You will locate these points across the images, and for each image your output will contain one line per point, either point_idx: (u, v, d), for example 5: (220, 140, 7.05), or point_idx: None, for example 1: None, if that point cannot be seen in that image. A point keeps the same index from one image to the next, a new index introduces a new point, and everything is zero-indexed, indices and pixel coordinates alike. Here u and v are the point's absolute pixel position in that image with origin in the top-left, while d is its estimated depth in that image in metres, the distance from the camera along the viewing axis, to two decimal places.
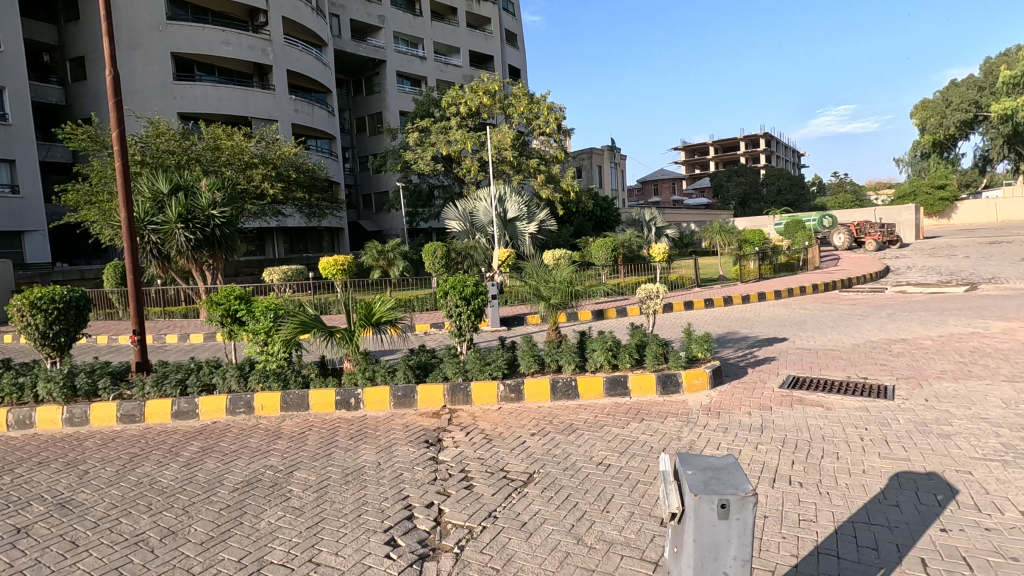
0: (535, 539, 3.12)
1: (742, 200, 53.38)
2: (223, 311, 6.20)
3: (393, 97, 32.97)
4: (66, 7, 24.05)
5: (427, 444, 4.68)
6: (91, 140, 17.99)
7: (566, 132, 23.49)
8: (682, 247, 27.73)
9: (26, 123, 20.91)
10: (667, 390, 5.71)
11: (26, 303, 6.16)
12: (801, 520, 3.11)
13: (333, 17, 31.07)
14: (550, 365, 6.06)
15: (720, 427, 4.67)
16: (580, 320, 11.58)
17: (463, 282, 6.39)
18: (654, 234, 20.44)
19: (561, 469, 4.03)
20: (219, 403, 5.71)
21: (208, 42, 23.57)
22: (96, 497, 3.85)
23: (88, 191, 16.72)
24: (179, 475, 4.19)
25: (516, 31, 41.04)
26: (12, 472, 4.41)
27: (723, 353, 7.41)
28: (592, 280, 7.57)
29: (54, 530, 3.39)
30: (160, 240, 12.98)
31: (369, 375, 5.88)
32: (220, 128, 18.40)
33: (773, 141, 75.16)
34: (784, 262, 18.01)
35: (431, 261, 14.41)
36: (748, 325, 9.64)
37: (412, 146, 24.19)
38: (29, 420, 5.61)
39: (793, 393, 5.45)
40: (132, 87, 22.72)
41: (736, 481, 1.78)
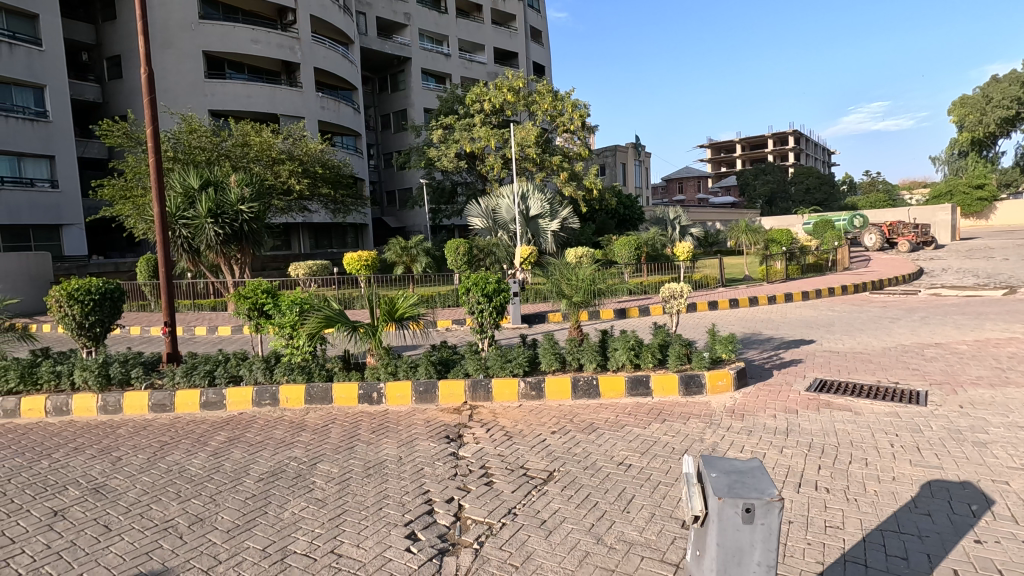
0: (555, 537, 3.11)
1: (769, 200, 52.41)
2: (251, 304, 6.36)
3: (417, 95, 33.16)
4: (103, 7, 24.78)
5: (447, 440, 4.71)
6: (126, 137, 18.51)
7: (591, 129, 23.36)
8: (707, 246, 27.36)
9: (66, 120, 21.63)
10: (690, 391, 5.64)
11: (64, 294, 6.37)
12: (826, 527, 3.04)
13: (360, 15, 31.41)
14: (571, 363, 6.03)
15: (744, 430, 4.60)
16: (601, 319, 11.52)
17: (485, 278, 6.40)
18: (678, 233, 20.23)
19: (581, 468, 4.01)
20: (245, 394, 5.83)
21: (238, 40, 24.05)
22: (128, 483, 3.97)
23: (123, 186, 17.20)
24: (207, 464, 4.30)
25: (541, 28, 40.88)
26: (49, 457, 4.58)
27: (748, 354, 7.29)
28: (615, 279, 7.50)
29: (89, 514, 3.51)
30: (190, 234, 13.30)
31: (391, 370, 5.94)
32: (249, 125, 18.77)
33: (803, 138, 73.53)
34: (813, 262, 17.62)
35: (453, 258, 14.18)
36: (774, 326, 9.49)
37: (436, 143, 24.30)
38: (65, 407, 5.81)
39: (820, 397, 5.33)
40: (166, 85, 23.30)
41: (762, 485, 1.74)
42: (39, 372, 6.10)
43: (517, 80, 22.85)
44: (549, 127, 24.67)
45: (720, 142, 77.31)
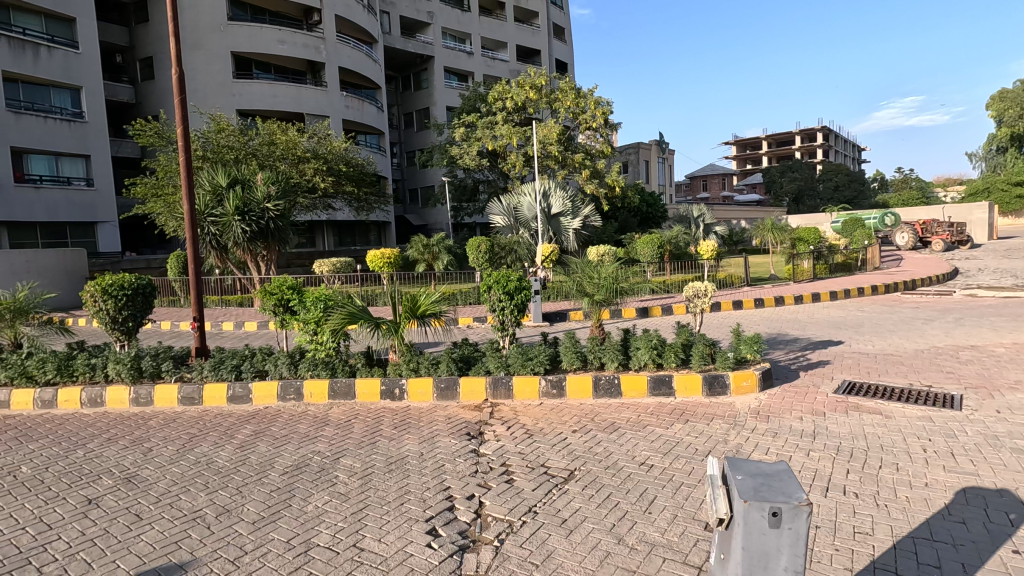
0: (576, 537, 3.10)
1: (795, 197, 51.04)
2: (276, 301, 6.47)
3: (440, 93, 33.30)
4: (136, 10, 25.47)
5: (468, 437, 4.72)
6: (158, 136, 18.98)
7: (613, 126, 23.16)
8: (732, 244, 26.93)
9: (100, 120, 22.28)
10: (714, 392, 5.56)
11: (98, 289, 6.58)
12: (855, 533, 2.97)
13: (383, 14, 31.66)
14: (592, 362, 5.99)
15: (769, 431, 4.52)
16: (623, 318, 11.44)
17: (506, 276, 6.39)
18: (702, 232, 19.95)
19: (602, 468, 3.98)
20: (271, 389, 5.93)
21: (265, 41, 24.47)
22: (158, 474, 4.08)
23: (154, 184, 17.64)
24: (234, 457, 4.39)
25: (564, 25, 40.67)
26: (84, 447, 4.73)
27: (773, 355, 7.17)
28: (638, 277, 7.43)
29: (121, 503, 3.61)
30: (218, 232, 13.60)
31: (413, 366, 6.00)
32: (276, 124, 19.10)
33: (833, 135, 71.79)
34: (842, 262, 17.18)
35: (475, 255, 14.36)
36: (801, 326, 9.29)
37: (458, 141, 24.37)
38: (99, 399, 5.99)
39: (848, 399, 5.21)
40: (196, 85, 23.83)
41: (790, 489, 1.70)
42: (75, 365, 6.28)
43: (539, 77, 22.78)
44: (572, 125, 24.51)
45: (746, 139, 75.96)
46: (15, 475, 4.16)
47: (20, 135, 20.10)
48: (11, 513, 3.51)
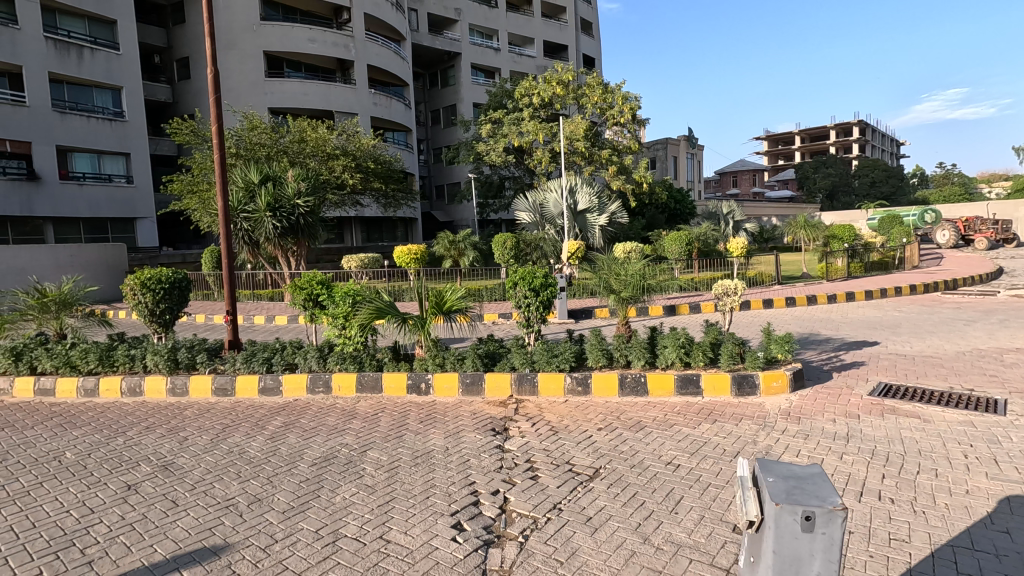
0: (600, 535, 3.08)
1: (829, 193, 49.52)
2: (306, 295, 6.60)
3: (467, 89, 33.40)
4: (173, 12, 26.18)
5: (494, 432, 4.74)
6: (193, 134, 19.50)
7: (641, 122, 22.87)
8: (763, 242, 26.40)
9: (139, 119, 22.99)
10: (743, 392, 5.46)
11: (138, 283, 6.81)
12: (891, 540, 2.88)
13: (412, 12, 31.86)
14: (618, 360, 5.94)
15: (800, 433, 4.42)
16: (650, 316, 11.31)
17: (532, 273, 6.38)
18: (731, 229, 19.57)
19: (628, 467, 3.95)
20: (300, 381, 6.06)
21: (296, 40, 24.88)
22: (194, 462, 4.21)
23: (190, 181, 18.14)
24: (265, 447, 4.50)
25: (591, 20, 40.29)
26: (124, 434, 4.91)
27: (805, 354, 7.01)
28: (666, 275, 7.34)
29: (158, 489, 3.74)
30: (251, 227, 13.93)
31: (439, 362, 6.03)
32: (306, 121, 19.43)
33: (870, 129, 69.51)
34: (878, 260, 16.60)
35: (500, 251, 14.38)
36: (834, 326, 9.05)
37: (485, 137, 24.40)
38: (138, 388, 6.20)
39: (884, 402, 5.06)
40: (230, 84, 24.41)
41: (823, 492, 1.66)
42: (116, 355, 6.50)
43: (566, 73, 22.67)
44: (598, 120, 24.27)
45: (778, 133, 74.19)
46: (60, 460, 4.33)
47: (65, 134, 20.89)
48: (56, 496, 3.67)
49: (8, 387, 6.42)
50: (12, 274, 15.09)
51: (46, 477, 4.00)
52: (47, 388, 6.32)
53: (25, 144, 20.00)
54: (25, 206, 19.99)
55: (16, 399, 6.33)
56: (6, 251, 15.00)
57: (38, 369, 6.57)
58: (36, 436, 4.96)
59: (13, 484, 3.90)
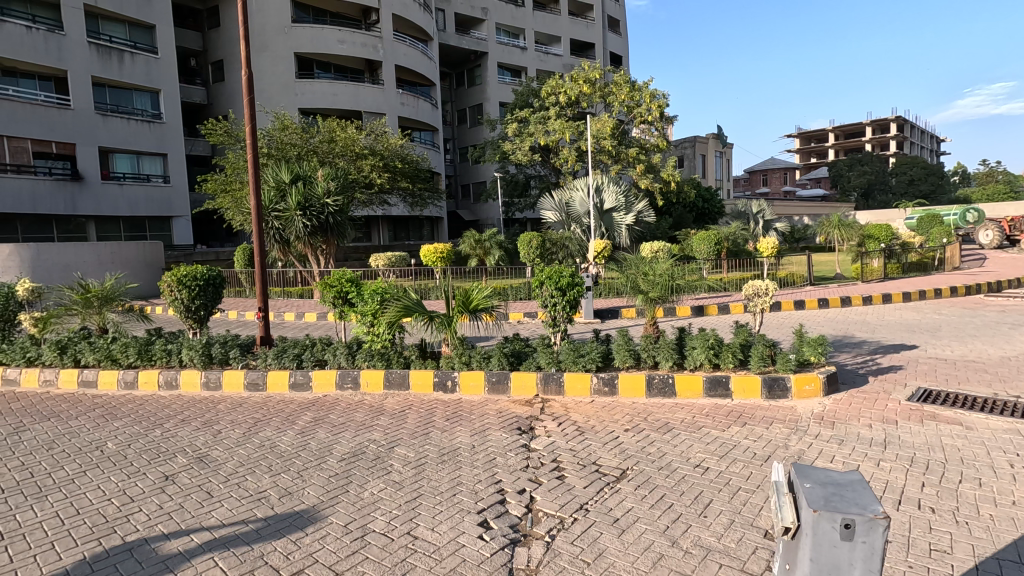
0: (628, 537, 3.06)
1: (865, 192, 47.97)
2: (336, 292, 6.70)
3: (493, 89, 33.44)
4: (209, 16, 26.90)
5: (520, 431, 4.74)
6: (227, 135, 19.95)
7: (669, 119, 22.58)
8: (793, 242, 25.79)
9: (175, 120, 23.66)
10: (774, 395, 5.34)
11: (175, 279, 7.02)
12: (932, 550, 2.79)
13: (438, 12, 32.07)
14: (646, 361, 5.89)
15: (834, 438, 4.30)
16: (678, 317, 11.18)
17: (559, 272, 6.34)
18: (761, 228, 19.16)
19: (656, 468, 3.91)
20: (330, 377, 6.16)
21: (326, 41, 25.28)
22: (227, 455, 4.31)
23: (223, 180, 18.60)
24: (296, 442, 4.59)
25: (619, 17, 39.94)
26: (162, 426, 5.07)
27: (839, 357, 6.83)
28: (695, 275, 7.23)
29: (193, 481, 3.84)
30: (282, 226, 14.21)
31: (465, 360, 6.06)
32: (336, 121, 19.72)
33: (909, 125, 67.19)
34: (916, 260, 16.07)
35: (526, 250, 14.38)
36: (870, 329, 8.81)
37: (511, 136, 24.40)
38: (174, 382, 6.40)
39: (923, 408, 4.89)
40: (262, 86, 24.94)
41: (864, 500, 1.61)
42: (153, 350, 6.71)
43: (593, 71, 22.46)
44: (625, 118, 23.99)
45: (811, 130, 72.39)
46: (103, 450, 4.50)
47: (106, 136, 21.64)
48: (99, 484, 3.81)
49: (53, 379, 6.67)
50: (57, 271, 15.74)
51: (90, 466, 4.16)
52: (90, 380, 6.58)
53: (69, 145, 20.81)
54: (69, 205, 20.79)
55: (61, 390, 6.58)
56: (52, 249, 15.66)
57: (82, 361, 6.84)
58: (80, 425, 5.17)
59: (58, 471, 4.06)
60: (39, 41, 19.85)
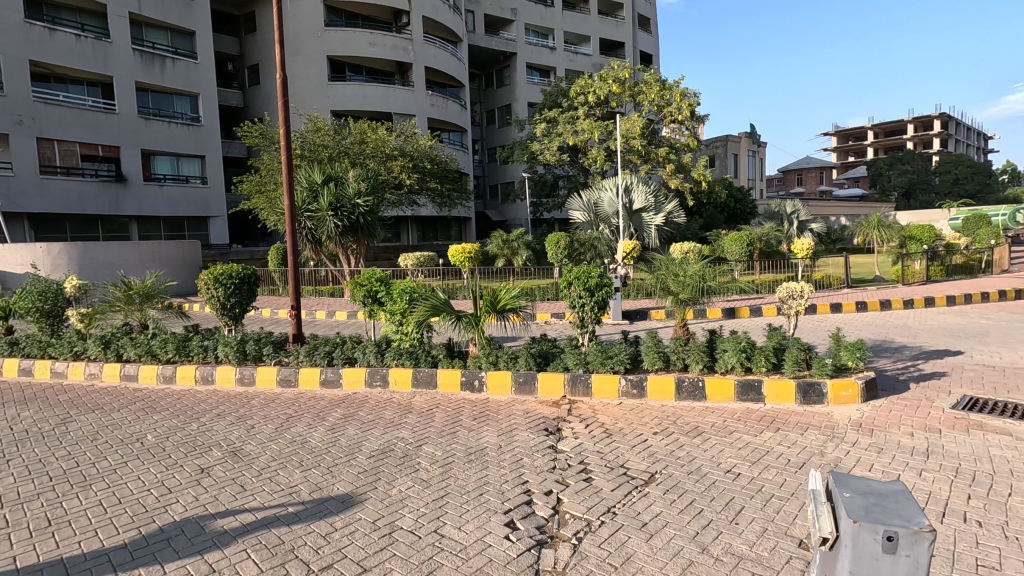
0: (656, 541, 3.01)
1: (906, 191, 46.31)
2: (365, 292, 6.78)
3: (522, 89, 33.47)
4: (246, 21, 27.65)
5: (547, 432, 4.73)
6: (262, 137, 20.43)
7: (701, 118, 22.20)
8: (829, 243, 25.09)
9: (213, 122, 24.36)
10: (809, 400, 5.19)
11: (212, 277, 7.21)
12: (978, 566, 2.67)
13: (468, 14, 32.26)
14: (675, 363, 5.79)
15: (873, 446, 4.15)
16: (709, 318, 10.98)
17: (587, 273, 6.27)
18: (796, 229, 18.60)
19: (685, 473, 3.84)
20: (359, 375, 6.25)
21: (358, 44, 25.70)
22: (260, 450, 4.41)
23: (258, 181, 19.06)
24: (326, 438, 4.67)
25: (649, 15, 39.51)
26: (198, 420, 5.23)
27: (879, 362, 6.60)
28: (727, 276, 7.07)
29: (228, 474, 3.94)
30: (314, 226, 14.51)
31: (492, 359, 6.07)
32: (367, 123, 20.02)
33: (954, 121, 64.55)
34: (961, 263, 15.43)
35: (554, 250, 14.33)
36: (912, 333, 8.49)
37: (539, 136, 24.36)
38: (210, 377, 6.58)
39: (969, 417, 4.68)
40: (296, 89, 25.49)
41: (908, 512, 1.54)
42: (191, 346, 6.94)
43: (623, 70, 22.21)
44: (655, 118, 23.71)
45: (849, 128, 70.28)
46: (143, 441, 4.66)
47: (148, 139, 22.43)
48: (139, 475, 3.95)
49: (97, 372, 6.93)
50: (101, 269, 16.39)
51: (131, 457, 4.31)
52: (131, 374, 6.80)
53: (114, 148, 21.64)
54: (113, 205, 21.62)
55: (105, 383, 6.82)
56: (97, 248, 16.30)
57: (124, 356, 7.09)
58: (122, 417, 5.37)
59: (102, 461, 4.23)
60: (87, 49, 20.72)
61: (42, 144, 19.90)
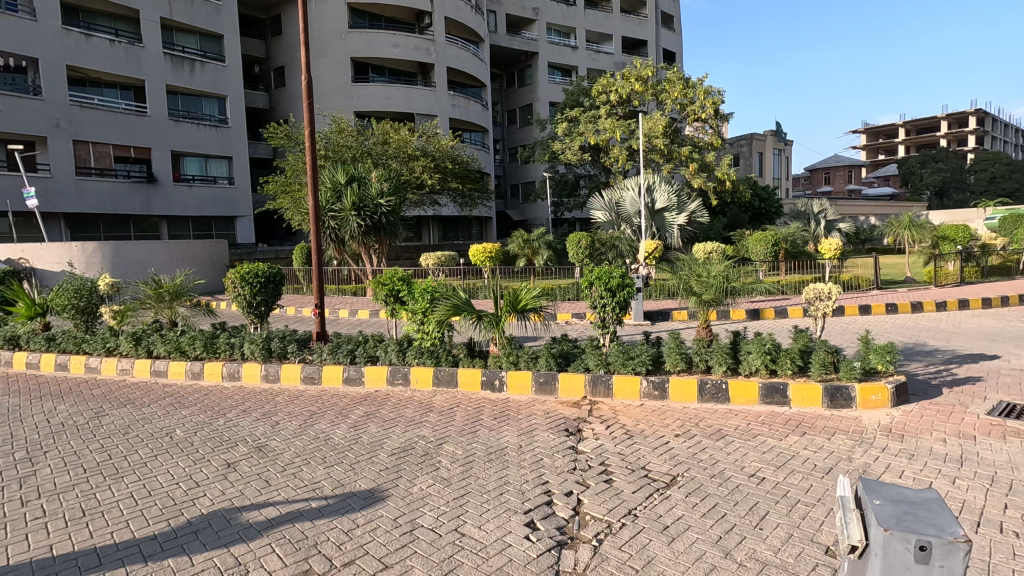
0: (678, 545, 2.97)
1: (939, 190, 44.98)
2: (387, 291, 6.83)
3: (543, 89, 33.42)
4: (272, 24, 28.17)
5: (567, 433, 4.71)
6: (287, 138, 20.76)
7: (725, 116, 21.90)
8: (858, 243, 24.53)
9: (240, 124, 24.84)
10: (836, 404, 5.08)
11: (239, 276, 7.36)
12: None
13: (490, 14, 32.33)
14: (698, 365, 5.71)
15: (904, 453, 4.04)
16: (732, 320, 10.82)
17: (609, 272, 6.23)
18: (823, 228, 18.20)
19: (708, 476, 3.79)
20: (381, 373, 6.31)
21: (381, 45, 25.96)
22: (284, 445, 4.49)
23: (283, 181, 19.39)
24: (348, 435, 4.73)
25: (673, 13, 39.08)
26: (225, 416, 5.34)
27: (909, 366, 6.42)
28: (752, 277, 6.95)
29: (254, 469, 4.01)
30: (338, 226, 14.70)
31: (513, 359, 6.07)
32: (389, 124, 20.20)
33: (991, 117, 62.41)
34: (998, 265, 14.94)
35: (575, 250, 14.27)
36: (946, 336, 8.24)
37: (561, 136, 24.28)
38: (236, 374, 6.72)
39: (1006, 423, 4.52)
40: (320, 90, 25.86)
41: (942, 521, 1.48)
42: (218, 343, 7.09)
43: (646, 68, 21.99)
44: (678, 116, 23.45)
45: (879, 126, 68.54)
46: (172, 436, 4.78)
47: (178, 141, 22.98)
48: (168, 469, 4.05)
49: (129, 368, 7.14)
50: (132, 268, 16.83)
51: (160, 450, 4.42)
52: (161, 370, 6.99)
53: (145, 149, 22.22)
54: (144, 205, 22.21)
55: (136, 378, 7.02)
56: (128, 247, 16.77)
57: (154, 352, 7.29)
58: (152, 412, 5.52)
59: (134, 454, 4.36)
60: (120, 53, 21.32)
61: (78, 147, 20.55)
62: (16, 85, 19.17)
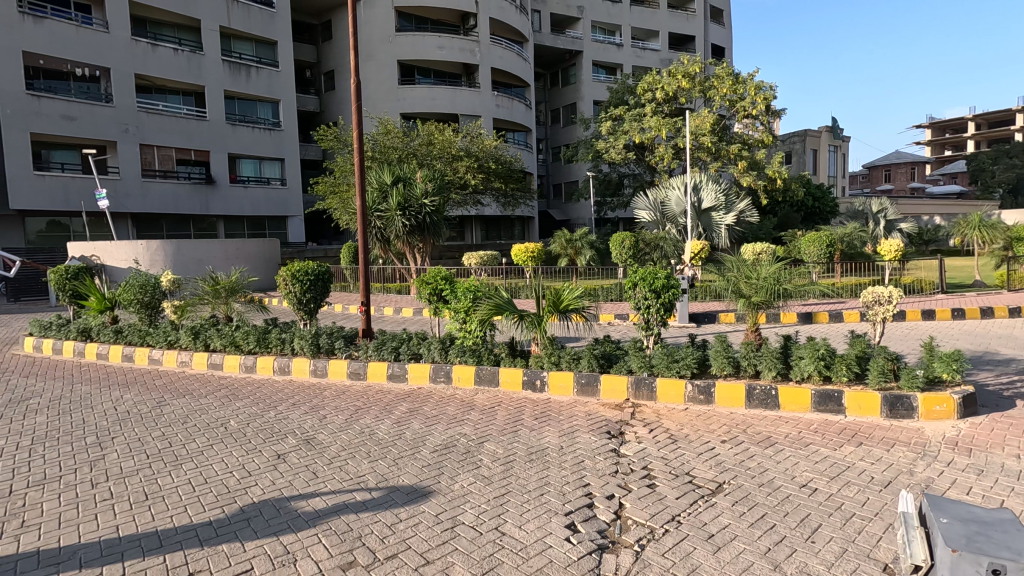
0: (723, 555, 2.89)
1: (1013, 188, 42.05)
2: (431, 290, 6.92)
3: (588, 87, 33.16)
4: (323, 30, 29.05)
5: (609, 436, 4.64)
6: (336, 140, 21.36)
7: (777, 112, 21.17)
8: (921, 244, 23.23)
9: (291, 127, 25.71)
10: (896, 414, 4.81)
11: (290, 274, 7.62)
12: None
13: (534, 14, 32.31)
14: (746, 369, 5.52)
15: (972, 468, 3.79)
16: (783, 323, 10.42)
17: (653, 273, 6.12)
18: (883, 228, 17.31)
19: (756, 484, 3.66)
20: (424, 370, 6.41)
21: (427, 47, 26.35)
22: (331, 439, 4.61)
23: (332, 182, 19.95)
24: (392, 430, 4.82)
25: (722, 7, 38.01)
26: (275, 409, 5.54)
27: (978, 376, 6.01)
28: (805, 279, 6.66)
29: (302, 461, 4.14)
30: (383, 225, 15.02)
31: (555, 360, 6.05)
32: (434, 125, 20.48)
33: None
34: None
35: (618, 250, 14.06)
36: (1018, 344, 7.69)
37: (605, 135, 24.00)
38: (287, 368, 6.97)
39: None
40: (368, 93, 26.48)
41: (1019, 545, 1.38)
42: (270, 338, 7.35)
43: (693, 65, 21.49)
44: (726, 113, 22.81)
45: (945, 120, 64.65)
46: (226, 426, 4.99)
47: (234, 143, 24.00)
48: (222, 458, 4.23)
49: (188, 360, 7.50)
50: (191, 265, 17.71)
51: (216, 440, 4.63)
52: (217, 363, 7.31)
53: (205, 152, 23.33)
54: (203, 205, 23.31)
55: (195, 370, 7.37)
56: (188, 245, 17.65)
57: (211, 346, 7.64)
58: (208, 403, 5.79)
59: (191, 443, 4.58)
60: (183, 61, 22.46)
61: (144, 150, 21.77)
62: (90, 94, 20.59)
